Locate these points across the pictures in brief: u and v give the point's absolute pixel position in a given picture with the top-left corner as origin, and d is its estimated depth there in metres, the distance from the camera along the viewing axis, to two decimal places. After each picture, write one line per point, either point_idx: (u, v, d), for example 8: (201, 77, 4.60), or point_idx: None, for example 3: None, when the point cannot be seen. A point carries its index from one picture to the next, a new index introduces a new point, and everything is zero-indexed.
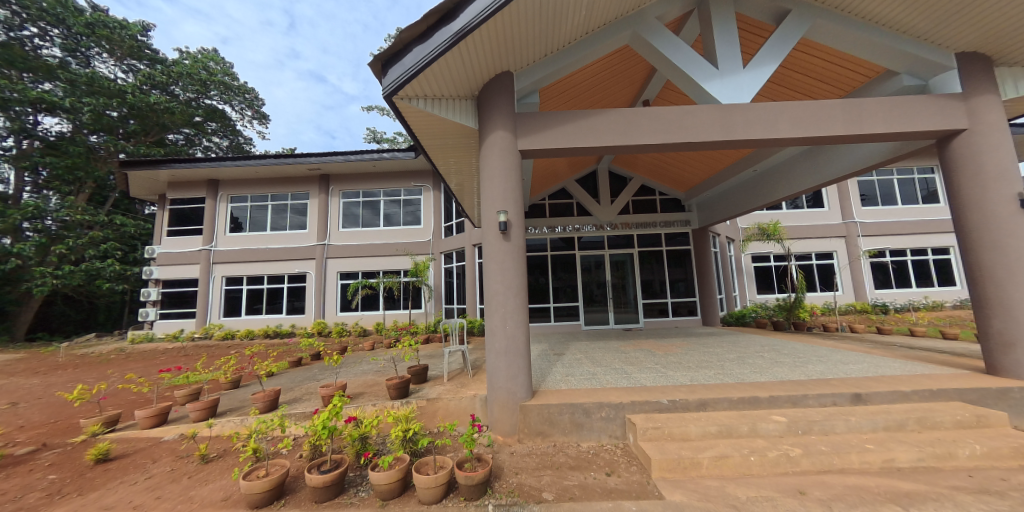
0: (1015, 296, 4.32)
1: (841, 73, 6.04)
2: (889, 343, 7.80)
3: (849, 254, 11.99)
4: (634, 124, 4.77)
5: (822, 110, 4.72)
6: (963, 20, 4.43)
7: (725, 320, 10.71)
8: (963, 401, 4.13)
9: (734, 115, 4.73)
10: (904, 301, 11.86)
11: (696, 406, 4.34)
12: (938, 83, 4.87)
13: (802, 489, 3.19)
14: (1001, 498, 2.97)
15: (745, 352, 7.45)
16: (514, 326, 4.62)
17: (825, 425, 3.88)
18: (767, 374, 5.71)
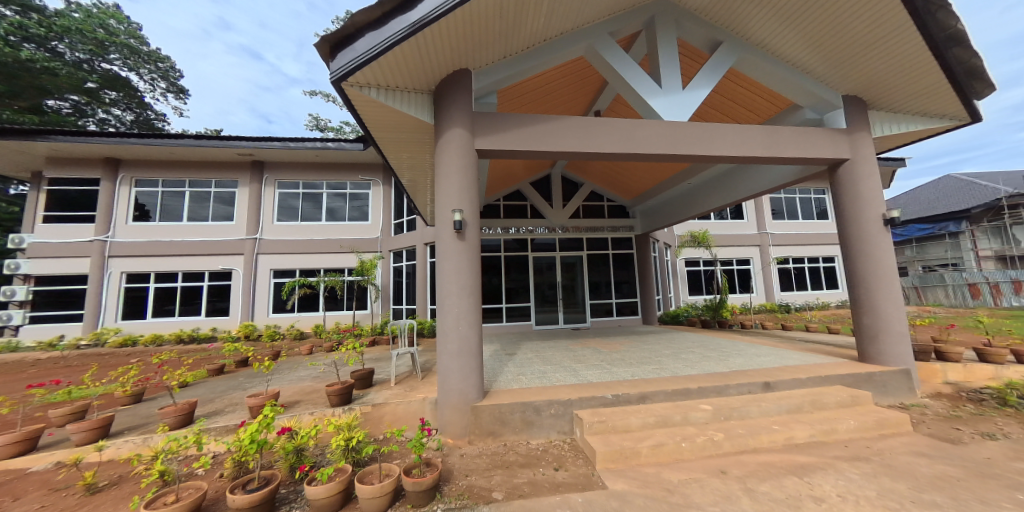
0: (879, 297, 5.36)
1: (762, 100, 6.87)
2: (791, 337, 9.18)
3: (761, 260, 13.83)
4: (585, 133, 4.98)
5: (742, 135, 5.38)
6: (850, 69, 5.34)
7: (662, 319, 11.66)
8: (844, 384, 4.98)
9: (673, 131, 5.19)
10: (802, 301, 13.92)
11: (638, 399, 4.67)
12: (829, 117, 5.81)
13: (724, 469, 3.59)
14: (867, 462, 3.63)
15: (679, 348, 8.28)
16: (467, 326, 4.53)
17: (742, 411, 4.43)
18: (698, 367, 6.38)
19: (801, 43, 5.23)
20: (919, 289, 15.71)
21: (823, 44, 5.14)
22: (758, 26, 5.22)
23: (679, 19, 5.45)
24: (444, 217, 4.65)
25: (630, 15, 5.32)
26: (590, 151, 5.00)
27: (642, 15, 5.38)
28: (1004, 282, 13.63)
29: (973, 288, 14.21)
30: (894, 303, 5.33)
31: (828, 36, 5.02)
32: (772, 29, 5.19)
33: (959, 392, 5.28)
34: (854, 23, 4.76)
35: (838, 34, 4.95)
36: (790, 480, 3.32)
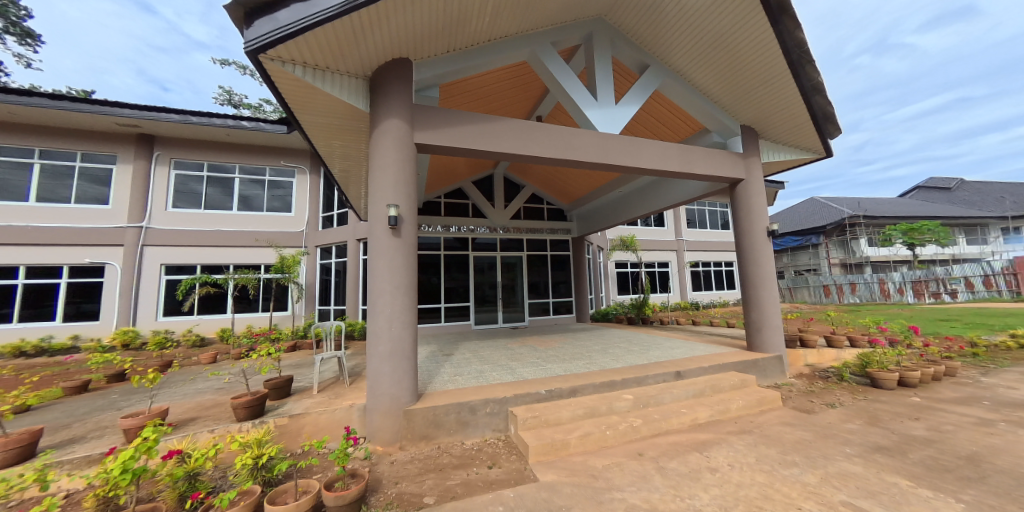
0: (766, 296, 5.91)
1: (680, 129, 7.25)
2: (699, 331, 10.54)
3: (677, 264, 15.60)
4: (530, 138, 4.67)
5: (666, 152, 5.59)
6: (749, 104, 5.79)
7: (596, 317, 12.52)
8: (738, 372, 5.15)
9: (615, 143, 5.16)
10: (708, 300, 16.00)
11: (569, 393, 4.27)
12: (730, 143, 6.24)
13: (641, 451, 3.42)
14: (750, 436, 3.67)
15: (607, 344, 8.96)
16: (401, 323, 3.82)
17: (659, 398, 4.32)
18: (624, 361, 6.71)
19: (711, 75, 5.54)
20: (791, 289, 19.22)
21: (727, 75, 5.44)
22: (674, 48, 5.34)
23: (613, 39, 5.44)
24: (377, 195, 3.96)
25: (571, 28, 5.16)
26: (535, 156, 4.68)
27: (582, 30, 5.25)
28: (846, 284, 17.34)
29: (826, 287, 17.91)
30: (777, 302, 5.87)
31: (732, 68, 5.32)
32: (686, 54, 5.36)
33: (816, 372, 5.87)
34: (752, 58, 5.09)
35: (739, 67, 5.27)
36: (693, 456, 3.26)
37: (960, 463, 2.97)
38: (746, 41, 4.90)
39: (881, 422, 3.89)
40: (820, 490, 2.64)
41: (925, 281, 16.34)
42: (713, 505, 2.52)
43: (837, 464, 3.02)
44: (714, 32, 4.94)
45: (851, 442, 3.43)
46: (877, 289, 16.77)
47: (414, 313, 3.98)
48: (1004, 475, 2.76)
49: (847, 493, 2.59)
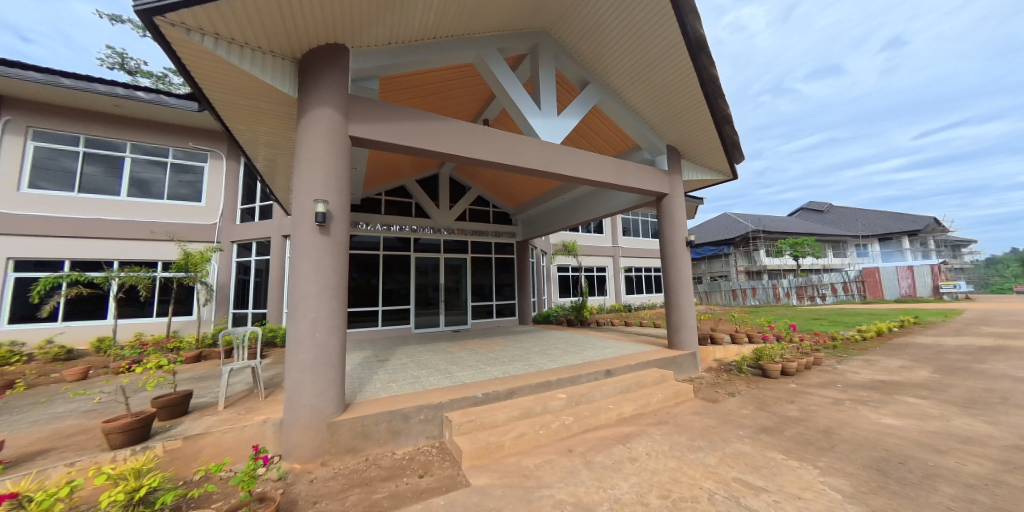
0: (683, 299, 6.50)
1: (613, 144, 7.68)
2: (628, 331, 11.28)
3: (613, 268, 16.58)
4: (475, 141, 4.64)
5: (603, 164, 5.91)
6: (674, 125, 6.37)
7: (537, 319, 12.69)
8: (658, 368, 5.60)
9: (556, 152, 5.32)
10: (639, 302, 17.24)
11: (505, 395, 4.29)
12: (657, 160, 6.80)
13: (571, 447, 3.56)
14: (671, 424, 4.05)
15: (546, 345, 9.20)
16: (325, 330, 3.51)
17: (589, 395, 4.54)
18: (560, 361, 6.93)
19: (643, 96, 5.99)
20: (707, 292, 21.34)
21: (656, 97, 5.91)
22: (612, 66, 5.66)
23: (557, 53, 5.65)
24: (303, 188, 3.63)
25: (517, 37, 5.24)
26: (478, 159, 4.66)
27: (527, 40, 5.35)
28: (749, 288, 19.89)
29: (734, 291, 20.18)
30: (693, 304, 6.49)
31: (661, 92, 5.81)
32: (621, 73, 5.71)
33: (722, 365, 6.63)
34: (677, 85, 5.61)
35: (666, 92, 5.77)
36: (616, 448, 3.46)
37: (820, 436, 3.55)
38: (673, 69, 5.39)
39: (767, 406, 4.51)
40: (718, 470, 2.97)
41: (804, 285, 19.74)
42: (632, 493, 2.70)
43: (732, 445, 3.42)
44: (646, 57, 5.34)
45: (744, 425, 3.92)
46: (772, 292, 19.55)
47: (343, 317, 3.69)
48: (846, 443, 3.36)
49: (738, 470, 2.95)
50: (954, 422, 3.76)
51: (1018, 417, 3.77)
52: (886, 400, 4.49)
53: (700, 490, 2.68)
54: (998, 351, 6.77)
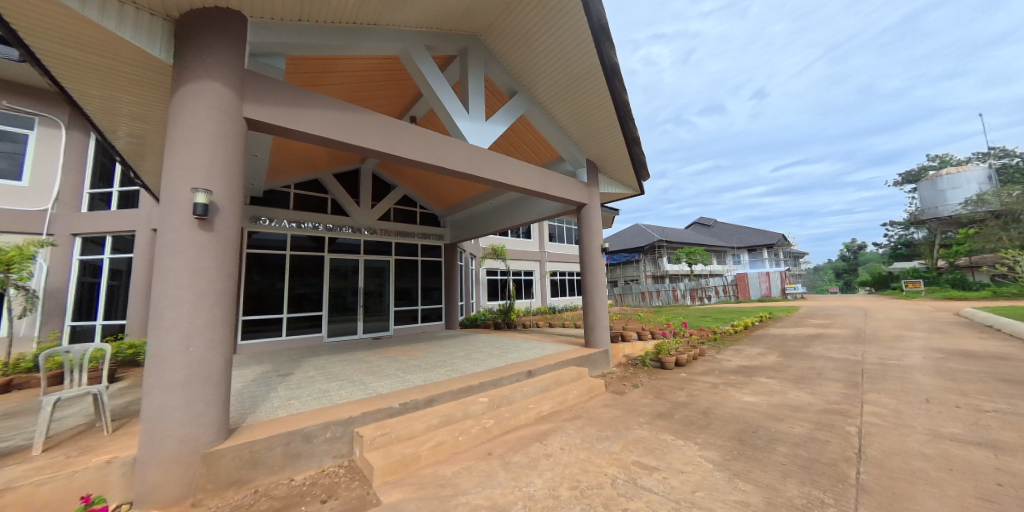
0: (599, 301, 6.85)
1: (540, 155, 7.84)
2: (550, 332, 11.57)
3: (540, 272, 16.99)
4: (398, 138, 4.15)
5: (528, 173, 5.94)
6: (594, 143, 6.72)
7: (464, 324, 12.23)
8: (575, 365, 5.79)
9: (484, 155, 5.15)
10: (562, 305, 17.83)
11: (425, 403, 3.98)
12: (578, 173, 7.08)
13: (490, 450, 3.42)
14: (586, 418, 4.18)
15: (471, 349, 8.97)
16: (203, 344, 2.79)
17: (511, 397, 4.45)
18: (482, 365, 6.81)
19: (567, 113, 6.21)
20: (621, 295, 22.76)
21: (579, 115, 6.18)
22: (538, 79, 5.71)
23: (487, 59, 5.54)
24: (175, 163, 2.86)
25: (448, 38, 5.01)
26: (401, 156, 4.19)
27: (457, 42, 5.14)
28: (655, 290, 22.05)
29: (643, 293, 22.07)
30: (606, 305, 6.86)
31: (583, 111, 6.08)
32: (547, 87, 5.81)
33: (630, 360, 7.13)
34: (596, 106, 5.92)
35: (586, 110, 6.04)
36: (532, 446, 3.41)
37: (699, 415, 3.94)
38: (592, 91, 5.67)
39: (663, 394, 4.92)
40: (621, 455, 3.08)
41: (696, 287, 22.65)
42: (544, 487, 2.64)
43: (634, 432, 3.61)
44: (570, 76, 5.54)
45: (644, 413, 4.19)
46: (672, 294, 21.98)
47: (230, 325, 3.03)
48: (719, 420, 3.77)
49: (637, 454, 3.09)
50: (790, 394, 4.47)
51: (828, 386, 4.63)
52: (744, 382, 5.18)
53: (606, 477, 2.72)
54: (820, 337, 8.39)
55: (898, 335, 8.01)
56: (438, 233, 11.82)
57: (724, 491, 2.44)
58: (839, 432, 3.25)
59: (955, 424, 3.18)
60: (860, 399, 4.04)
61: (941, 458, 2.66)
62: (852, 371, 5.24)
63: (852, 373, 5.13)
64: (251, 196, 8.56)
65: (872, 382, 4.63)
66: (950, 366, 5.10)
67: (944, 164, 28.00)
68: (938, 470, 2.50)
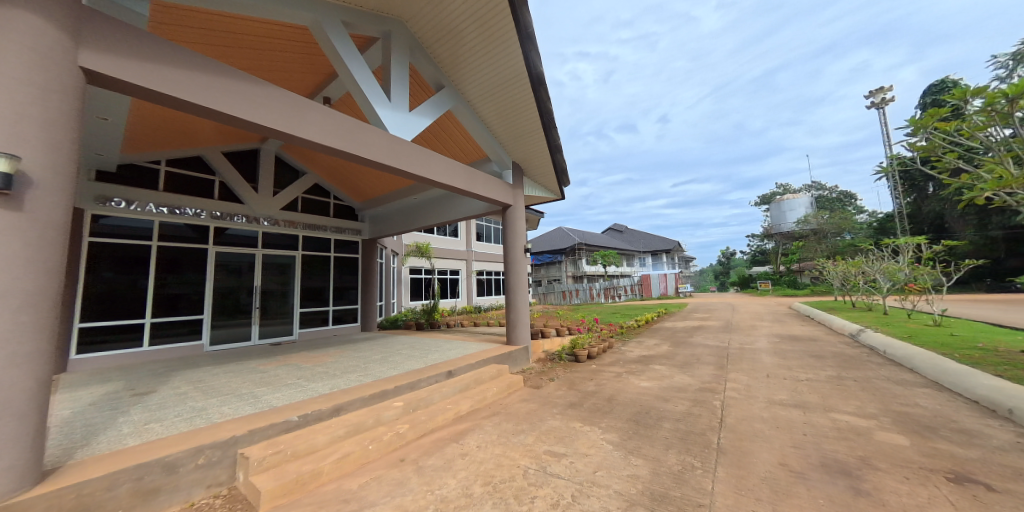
0: (521, 299, 7.05)
1: (466, 151, 7.83)
2: (471, 331, 11.16)
3: (466, 271, 16.95)
4: (308, 122, 3.43)
5: (454, 169, 5.68)
6: (518, 145, 6.92)
7: (384, 326, 10.55)
8: (496, 362, 6.01)
9: (407, 148, 4.64)
10: (488, 304, 18.00)
11: (330, 414, 3.42)
12: (504, 174, 7.16)
13: (402, 456, 3.24)
14: (500, 416, 4.28)
15: (387, 351, 7.98)
16: (0, 363, 1.72)
17: (428, 399, 4.27)
18: (398, 368, 6.50)
19: (493, 112, 6.31)
20: (545, 293, 23.75)
21: (505, 116, 6.32)
22: (466, 72, 5.69)
23: (412, 47, 5.33)
24: None
25: (367, 17, 4.75)
26: (313, 143, 3.49)
27: (379, 24, 4.88)
28: (574, 289, 23.47)
29: (565, 292, 23.31)
30: (528, 302, 7.12)
31: (509, 112, 6.23)
32: (474, 82, 5.82)
33: (549, 355, 7.55)
34: (520, 108, 6.11)
35: (512, 112, 6.21)
36: (449, 447, 3.43)
37: (603, 403, 4.37)
38: (517, 91, 5.85)
39: (576, 385, 5.36)
40: (534, 446, 3.33)
41: (609, 287, 24.88)
42: (457, 487, 2.66)
43: (547, 422, 3.96)
44: (498, 76, 5.66)
45: (557, 404, 4.55)
46: (589, 292, 23.78)
47: (57, 318, 2.02)
48: (620, 405, 4.22)
49: (548, 444, 3.35)
50: (677, 377, 5.25)
51: (703, 369, 5.54)
52: (642, 370, 5.89)
53: (516, 469, 2.87)
54: (700, 328, 9.93)
55: (752, 324, 9.87)
56: (356, 227, 9.44)
57: (619, 468, 2.73)
58: (709, 406, 3.91)
59: (782, 392, 4.08)
60: (724, 378, 4.94)
61: (771, 420, 3.41)
62: (721, 355, 6.38)
63: (721, 357, 6.22)
64: (98, 169, 5.56)
65: (734, 363, 5.67)
66: (783, 347, 6.48)
67: (789, 189, 35.14)
68: (769, 429, 3.20)
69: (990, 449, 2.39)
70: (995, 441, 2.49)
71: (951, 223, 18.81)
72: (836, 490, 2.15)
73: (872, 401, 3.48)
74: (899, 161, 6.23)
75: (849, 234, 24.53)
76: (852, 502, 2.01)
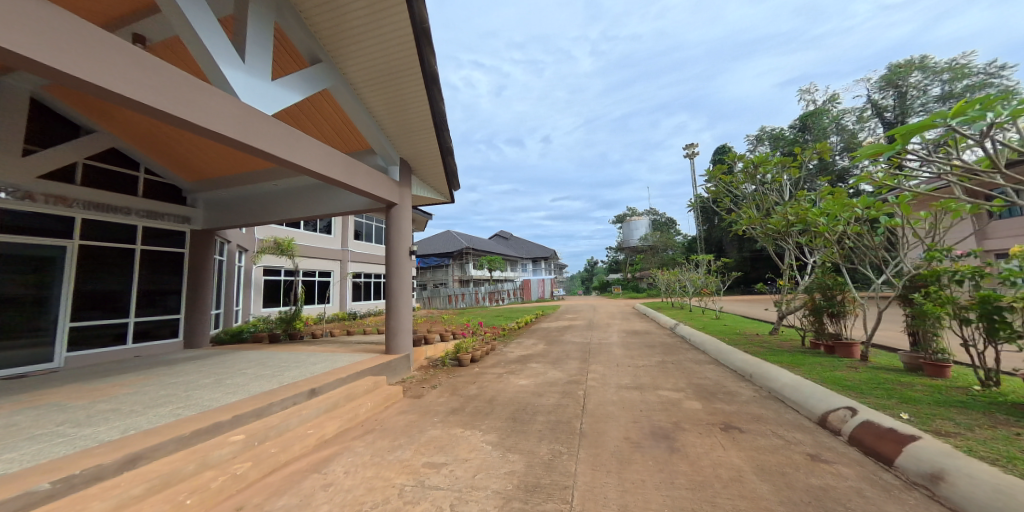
0: (402, 303, 5.11)
1: (347, 143, 5.57)
2: (346, 340, 7.38)
3: (341, 272, 13.45)
4: (80, 50, 1.88)
5: (327, 154, 3.81)
6: (408, 142, 5.07)
7: (216, 340, 6.83)
8: (373, 373, 4.35)
9: (270, 125, 3.03)
10: (366, 310, 14.68)
11: (116, 470, 1.93)
12: (389, 170, 5.18)
13: (241, 504, 2.02)
14: (377, 433, 3.11)
15: (224, 372, 4.25)
16: None
17: (283, 426, 2.77)
18: (235, 374, 4.14)
19: (374, 95, 4.44)
20: (429, 297, 22.91)
21: (392, 102, 4.51)
22: (337, 41, 3.81)
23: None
24: None
25: None
26: (67, 79, 1.83)
27: None
28: (460, 293, 23.32)
29: (450, 296, 23.04)
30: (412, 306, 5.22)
31: (397, 98, 4.45)
32: (354, 58, 3.99)
33: (430, 363, 7.17)
34: (412, 102, 4.49)
35: (400, 99, 4.47)
36: (306, 481, 2.27)
37: (487, 407, 4.05)
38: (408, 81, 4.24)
39: (458, 390, 4.71)
40: (412, 461, 2.54)
41: (494, 290, 25.96)
42: None
43: (426, 432, 3.15)
44: (380, 46, 3.87)
45: (438, 412, 3.71)
46: (475, 296, 24.24)
47: None
48: (505, 412, 3.88)
49: (428, 454, 2.66)
50: (549, 373, 5.91)
51: (571, 363, 6.37)
52: (520, 369, 6.39)
53: (392, 490, 2.14)
54: (569, 327, 11.18)
55: (608, 323, 11.36)
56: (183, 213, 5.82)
57: (497, 465, 2.44)
58: (574, 396, 4.54)
59: (627, 377, 5.00)
60: (587, 370, 5.77)
61: (619, 402, 4.14)
62: (585, 350, 7.41)
63: (586, 352, 7.18)
64: None
65: (594, 355, 6.69)
66: (630, 342, 7.68)
67: (635, 212, 42.22)
68: (618, 410, 3.87)
69: (742, 402, 3.43)
70: (744, 396, 3.60)
71: (726, 246, 25.29)
72: (661, 452, 2.61)
73: (682, 377, 4.58)
74: (700, 199, 8.38)
75: (672, 251, 30.91)
76: (671, 458, 2.48)
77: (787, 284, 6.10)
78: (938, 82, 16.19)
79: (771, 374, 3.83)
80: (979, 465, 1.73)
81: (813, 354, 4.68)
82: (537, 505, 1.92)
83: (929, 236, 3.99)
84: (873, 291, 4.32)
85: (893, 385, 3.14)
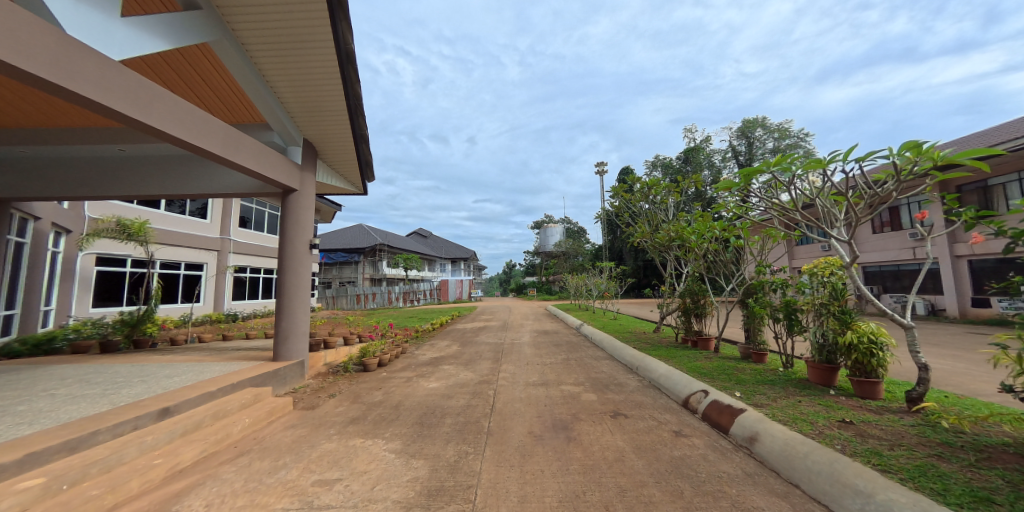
0: (297, 303, 4.56)
1: (235, 111, 4.71)
2: (219, 348, 6.24)
3: (217, 266, 11.39)
4: None
5: (201, 120, 3.06)
6: (313, 123, 4.60)
7: (9, 354, 4.87)
8: (252, 385, 3.76)
9: (110, 73, 2.29)
10: (250, 310, 12.80)
11: None
12: (289, 151, 4.63)
13: None
14: (253, 454, 2.65)
15: (13, 395, 3.10)
16: None
17: (113, 459, 2.13)
18: (35, 394, 3.09)
19: (275, 67, 3.89)
20: (334, 297, 20.93)
21: (298, 79, 4.03)
22: (230, 5, 3.24)
23: None
24: None
25: None
26: None
27: None
28: (369, 293, 21.83)
29: (358, 296, 21.42)
30: (310, 305, 4.72)
31: (305, 75, 4.01)
32: (252, 27, 3.47)
33: (329, 369, 6.55)
34: (320, 81, 4.09)
35: (309, 78, 4.03)
36: None
37: (393, 414, 3.87)
38: (319, 61, 3.88)
39: (360, 398, 4.34)
40: (298, 481, 2.24)
41: (408, 291, 24.94)
42: None
43: (318, 447, 2.83)
44: (289, 19, 3.44)
45: (334, 423, 3.42)
46: (387, 296, 22.96)
47: None
48: (409, 419, 3.71)
49: (318, 472, 2.38)
50: (460, 374, 5.92)
51: (482, 364, 6.49)
52: (431, 372, 6.28)
53: None
54: (483, 328, 11.35)
55: (520, 324, 11.79)
56: None
57: (398, 475, 2.35)
58: (484, 397, 4.62)
59: (534, 376, 5.27)
60: (497, 370, 5.93)
61: (526, 399, 4.36)
62: (497, 350, 7.59)
63: (497, 352, 7.36)
64: None
65: (505, 356, 6.92)
66: (540, 342, 8.06)
67: (550, 220, 44.72)
68: (523, 407, 4.07)
69: (629, 392, 3.91)
70: (630, 386, 4.10)
71: (625, 255, 28.31)
72: (560, 442, 2.84)
73: (582, 373, 5.01)
74: (606, 213, 9.28)
75: (580, 257, 33.40)
76: (566, 447, 2.71)
77: (668, 289, 7.13)
78: (772, 139, 20.80)
79: (650, 367, 4.45)
80: (778, 427, 2.29)
81: (682, 349, 5.53)
82: (439, 509, 1.93)
83: (761, 254, 5.03)
84: (723, 297, 5.28)
85: (733, 371, 3.91)
